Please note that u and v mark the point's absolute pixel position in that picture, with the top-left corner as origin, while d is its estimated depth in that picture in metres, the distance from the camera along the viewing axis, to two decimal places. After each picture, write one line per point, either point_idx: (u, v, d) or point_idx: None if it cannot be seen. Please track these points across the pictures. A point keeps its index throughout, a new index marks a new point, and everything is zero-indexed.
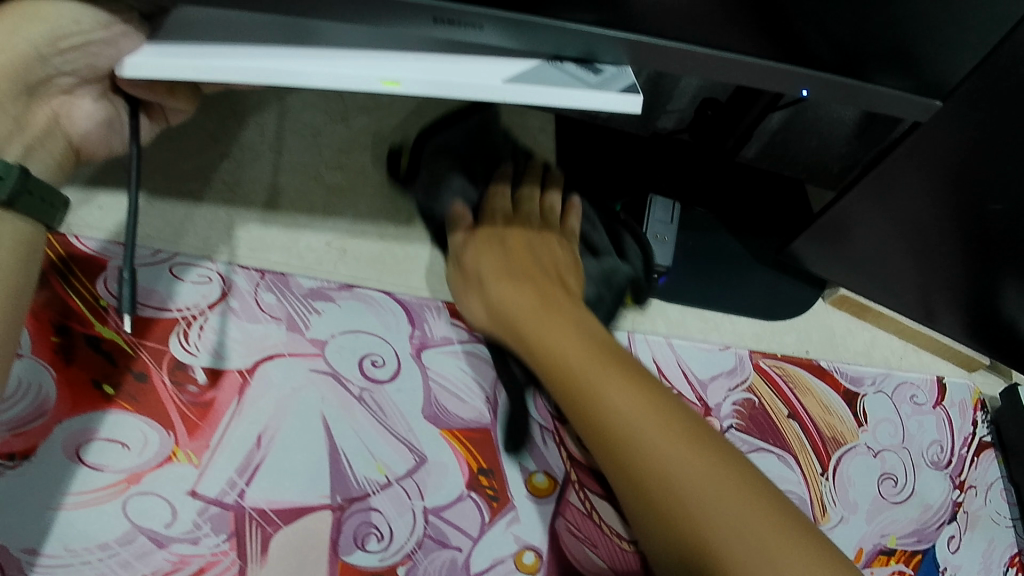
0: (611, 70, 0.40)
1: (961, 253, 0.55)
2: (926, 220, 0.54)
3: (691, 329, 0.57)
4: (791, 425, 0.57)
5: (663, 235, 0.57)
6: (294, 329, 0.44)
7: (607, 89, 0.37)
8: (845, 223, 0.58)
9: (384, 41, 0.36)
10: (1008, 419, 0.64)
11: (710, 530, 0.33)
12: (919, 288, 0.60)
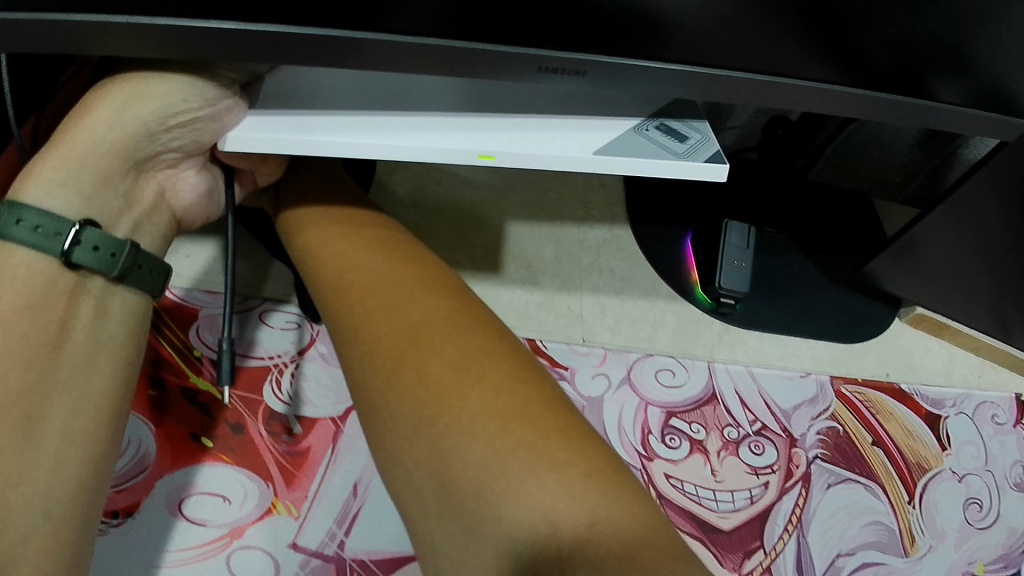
0: (695, 134, 0.39)
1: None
2: (998, 239, 0.53)
3: (770, 355, 0.55)
4: (876, 453, 0.54)
5: (740, 261, 0.54)
6: None
7: (694, 159, 0.37)
8: (917, 242, 0.57)
9: (466, 97, 0.38)
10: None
11: (480, 484, 0.26)
12: (991, 304, 0.58)
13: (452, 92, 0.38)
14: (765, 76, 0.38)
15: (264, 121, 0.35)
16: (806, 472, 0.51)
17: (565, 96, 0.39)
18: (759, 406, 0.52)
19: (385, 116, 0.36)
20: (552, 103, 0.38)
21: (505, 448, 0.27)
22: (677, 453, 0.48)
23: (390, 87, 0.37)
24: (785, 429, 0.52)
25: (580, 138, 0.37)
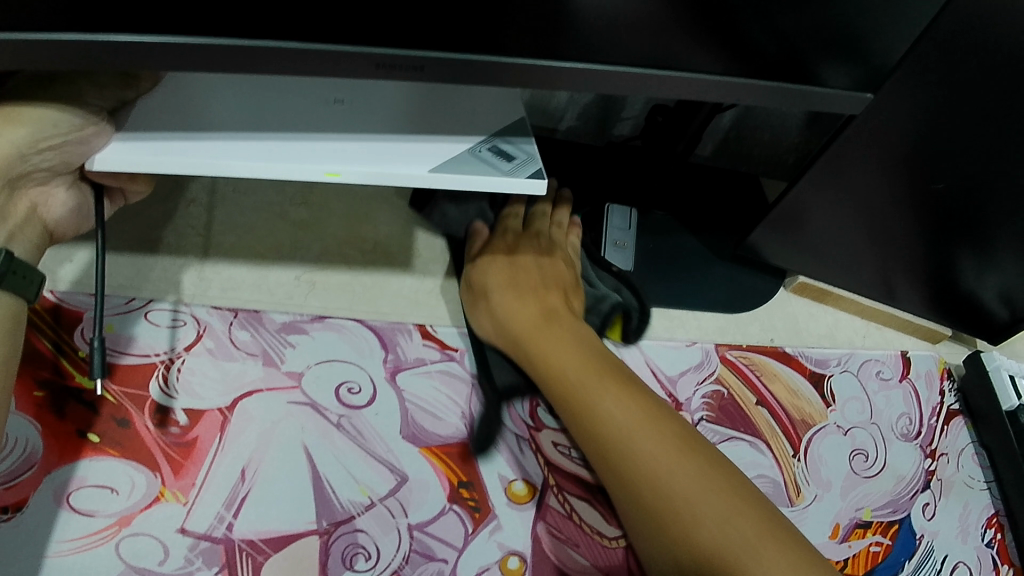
0: (522, 153, 0.44)
1: (914, 226, 0.59)
2: (882, 205, 0.58)
3: (656, 328, 0.60)
4: (760, 411, 0.59)
5: (623, 241, 0.63)
6: (270, 364, 0.45)
7: (516, 174, 0.42)
8: (799, 214, 0.61)
9: (335, 123, 0.42)
10: (973, 387, 0.69)
11: (689, 522, 0.37)
12: (880, 269, 0.64)
13: (326, 122, 0.42)
14: (638, 68, 0.42)
15: (133, 145, 0.39)
16: None
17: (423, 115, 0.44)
18: (646, 374, 0.58)
19: (265, 139, 0.41)
20: (403, 117, 0.43)
21: (706, 515, 0.37)
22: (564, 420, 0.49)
23: (265, 113, 0.42)
24: (671, 394, 0.57)
25: (417, 156, 0.42)
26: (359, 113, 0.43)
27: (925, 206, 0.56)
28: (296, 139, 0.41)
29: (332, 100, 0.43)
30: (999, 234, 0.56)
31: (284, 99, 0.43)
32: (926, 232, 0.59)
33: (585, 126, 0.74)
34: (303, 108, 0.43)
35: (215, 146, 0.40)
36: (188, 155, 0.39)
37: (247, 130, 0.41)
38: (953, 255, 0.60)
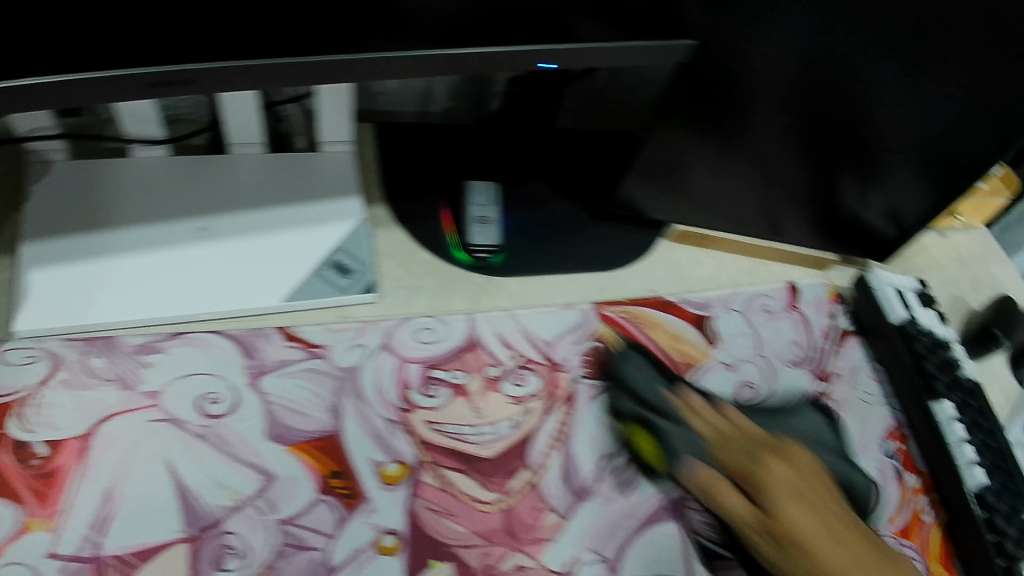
0: (357, 265, 0.55)
1: (793, 152, 0.62)
2: (754, 132, 0.60)
3: (532, 296, 0.61)
4: (642, 361, 0.61)
5: (488, 215, 0.61)
6: (128, 388, 0.47)
7: (351, 290, 0.54)
8: (673, 156, 0.63)
9: (193, 252, 0.52)
10: (862, 306, 0.73)
11: None
12: (762, 201, 0.67)
13: (184, 255, 0.51)
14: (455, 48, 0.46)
15: (43, 304, 0.48)
16: (571, 392, 0.57)
17: (276, 224, 0.54)
18: (522, 342, 0.58)
19: (146, 281, 0.50)
20: (261, 231, 0.54)
21: None
22: (437, 401, 0.53)
23: (142, 239, 0.51)
24: (547, 357, 0.58)
25: (273, 286, 0.52)
26: (221, 240, 0.53)
27: (803, 133, 0.59)
28: (178, 274, 0.51)
29: (197, 229, 0.52)
30: (884, 159, 0.60)
31: (158, 226, 0.52)
32: (810, 159, 0.62)
33: (461, 106, 0.75)
34: (168, 224, 0.52)
35: (106, 280, 0.49)
36: (85, 298, 0.48)
37: (129, 274, 0.50)
38: (838, 184, 0.64)
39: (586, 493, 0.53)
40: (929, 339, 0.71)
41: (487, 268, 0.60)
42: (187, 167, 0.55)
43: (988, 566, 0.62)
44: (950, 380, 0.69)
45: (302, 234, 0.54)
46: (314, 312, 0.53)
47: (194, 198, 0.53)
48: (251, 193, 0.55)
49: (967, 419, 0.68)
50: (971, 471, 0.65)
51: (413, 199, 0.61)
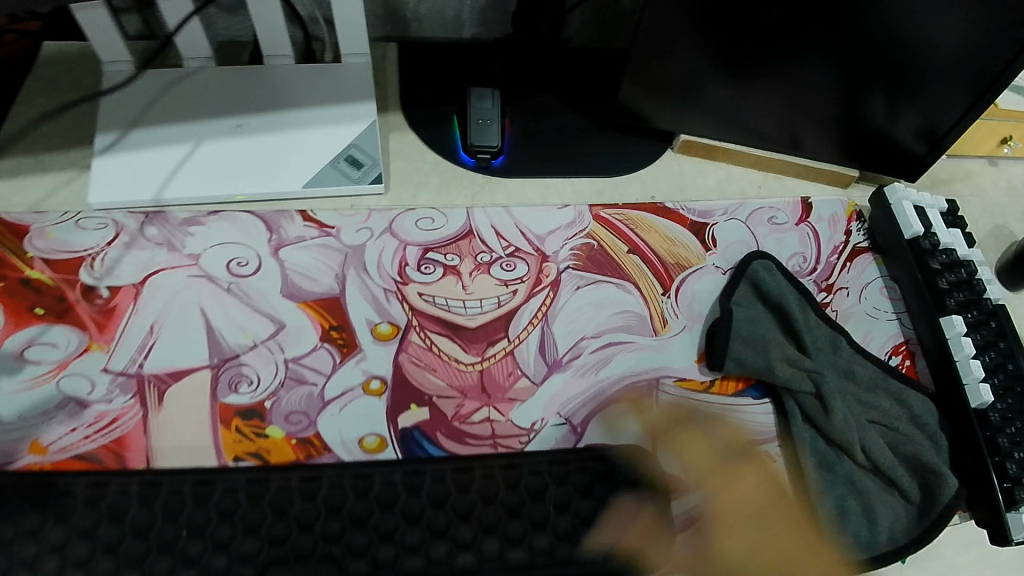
0: (368, 159, 0.62)
1: (794, 49, 0.63)
2: (751, 29, 0.62)
3: (530, 196, 0.66)
4: (632, 259, 0.64)
5: (488, 119, 0.66)
6: (173, 250, 0.57)
7: (361, 181, 0.62)
8: (673, 61, 0.66)
9: (230, 144, 0.61)
10: (878, 223, 0.71)
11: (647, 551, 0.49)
12: (769, 108, 0.68)
13: (224, 146, 0.61)
14: None
15: (111, 183, 0.59)
16: (557, 280, 0.62)
17: (300, 123, 0.63)
18: (515, 235, 0.63)
19: (191, 166, 0.60)
20: (287, 128, 0.62)
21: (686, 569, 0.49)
22: (430, 277, 0.59)
23: (190, 132, 0.61)
24: (537, 248, 0.63)
25: (294, 174, 0.61)
26: (253, 135, 0.62)
27: (822, 40, 0.62)
28: (218, 162, 0.60)
29: (234, 126, 0.62)
30: (915, 60, 0.61)
31: (203, 123, 0.62)
32: (837, 69, 0.64)
33: (487, 30, 0.82)
34: (212, 121, 0.62)
35: (154, 163, 0.60)
36: (134, 178, 0.59)
37: (177, 161, 0.60)
38: (866, 97, 0.65)
39: (559, 365, 0.58)
40: (948, 257, 0.68)
41: (489, 170, 0.66)
42: (231, 76, 0.65)
43: (983, 486, 0.59)
44: (968, 300, 0.66)
45: (321, 131, 0.63)
46: (328, 198, 0.62)
47: (235, 98, 0.63)
48: (281, 97, 0.64)
49: (982, 339, 0.65)
50: (976, 388, 0.62)
51: (425, 106, 0.68)
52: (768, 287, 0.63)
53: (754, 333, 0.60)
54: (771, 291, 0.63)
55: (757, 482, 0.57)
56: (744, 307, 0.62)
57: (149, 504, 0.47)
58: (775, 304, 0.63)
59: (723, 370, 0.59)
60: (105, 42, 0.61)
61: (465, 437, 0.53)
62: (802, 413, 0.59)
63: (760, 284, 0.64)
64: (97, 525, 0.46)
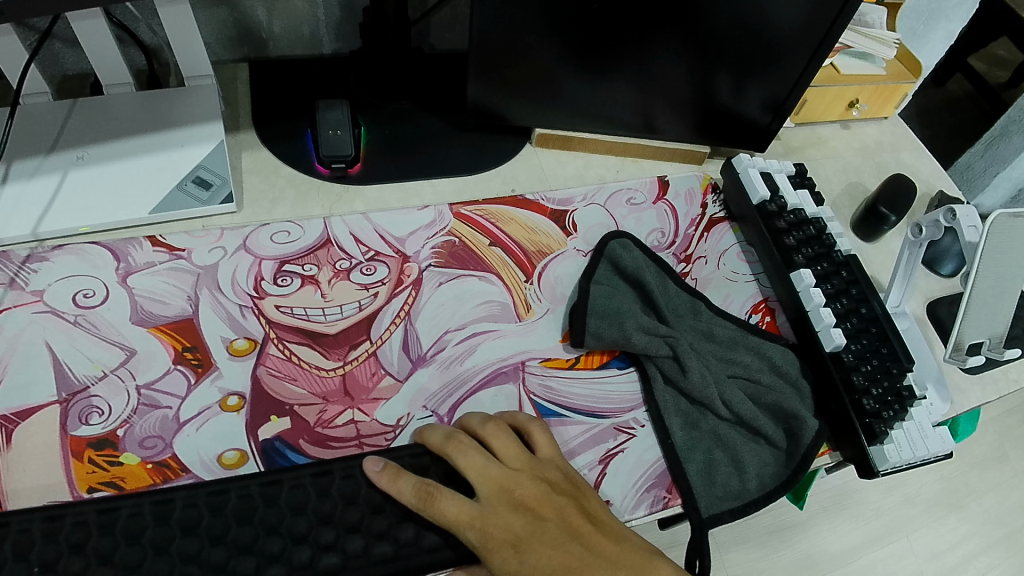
0: (217, 178, 0.63)
1: (631, 37, 0.66)
2: (582, 23, 0.64)
3: (389, 201, 0.67)
4: (493, 251, 0.66)
5: (339, 129, 0.67)
6: (16, 288, 0.56)
7: (210, 202, 0.61)
8: (516, 67, 0.68)
9: (72, 176, 0.60)
10: (731, 192, 0.75)
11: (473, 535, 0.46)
12: (616, 98, 0.71)
13: (64, 179, 0.60)
14: None
15: None
16: (419, 278, 0.63)
17: (144, 149, 0.62)
18: (375, 239, 0.64)
19: (30, 202, 0.59)
20: (131, 156, 0.62)
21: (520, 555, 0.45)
22: (287, 289, 0.60)
23: (27, 167, 0.60)
24: (398, 250, 0.64)
25: (141, 200, 0.60)
26: (95, 165, 0.61)
27: (654, 26, 0.65)
28: (58, 195, 0.59)
29: (75, 157, 0.61)
30: (746, 30, 0.65)
31: (40, 157, 0.60)
32: (678, 49, 0.67)
33: (346, 44, 0.83)
34: (50, 154, 0.61)
35: None
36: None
37: (13, 199, 0.58)
38: (712, 75, 0.69)
39: (423, 360, 0.58)
40: (794, 216, 0.72)
41: (346, 178, 0.67)
42: (71, 109, 0.64)
43: (841, 424, 0.62)
44: (816, 254, 0.70)
45: (166, 156, 0.62)
46: (180, 222, 0.61)
47: (73, 131, 0.62)
48: (123, 126, 0.63)
49: (831, 288, 0.69)
50: (828, 333, 0.65)
51: (278, 123, 0.69)
52: (623, 262, 0.66)
53: (609, 307, 0.62)
54: (627, 265, 0.65)
55: (626, 447, 0.59)
56: (603, 285, 0.64)
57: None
58: (631, 276, 0.65)
59: (585, 346, 0.61)
60: None
61: (327, 442, 0.53)
62: (663, 376, 0.62)
63: (617, 260, 0.66)
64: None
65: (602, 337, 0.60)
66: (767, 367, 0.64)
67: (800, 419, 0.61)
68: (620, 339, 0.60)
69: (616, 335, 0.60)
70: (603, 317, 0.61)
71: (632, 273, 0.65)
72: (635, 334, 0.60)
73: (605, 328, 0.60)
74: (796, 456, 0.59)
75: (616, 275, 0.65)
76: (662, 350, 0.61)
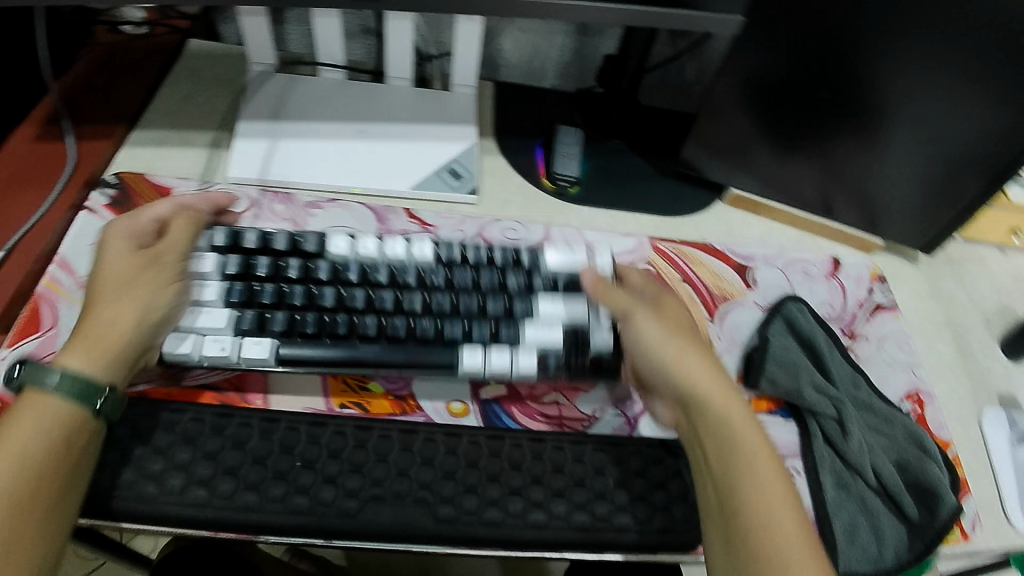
0: (467, 172, 0.72)
1: (836, 125, 0.75)
2: (798, 104, 0.74)
3: (600, 223, 0.76)
4: (683, 287, 0.73)
5: (569, 153, 0.77)
6: (297, 226, 0.66)
7: (459, 191, 0.71)
8: (734, 133, 0.78)
9: (354, 144, 0.71)
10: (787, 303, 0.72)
11: (713, 408, 0.55)
12: (816, 179, 0.80)
13: (348, 145, 0.71)
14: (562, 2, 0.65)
15: (251, 163, 0.68)
16: None
17: (413, 133, 0.73)
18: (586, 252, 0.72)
19: (319, 158, 0.69)
20: (401, 136, 0.72)
21: (745, 433, 0.54)
22: None
23: (317, 129, 0.71)
24: None
25: (406, 176, 0.70)
26: (375, 140, 0.72)
27: (863, 123, 0.74)
28: (340, 157, 0.70)
29: (358, 130, 0.72)
30: (945, 149, 0.72)
31: (328, 123, 0.71)
32: (870, 149, 0.76)
33: (566, 82, 0.92)
34: (341, 125, 0.72)
35: (287, 151, 0.69)
36: (273, 162, 0.68)
37: (304, 153, 0.69)
38: (897, 175, 0.77)
39: None
40: (399, 359, 0.57)
41: (566, 196, 0.76)
42: (357, 90, 0.75)
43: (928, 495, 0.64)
44: (403, 323, 0.59)
45: (430, 145, 0.73)
46: (429, 201, 0.71)
47: (357, 108, 0.73)
48: (399, 111, 0.74)
49: (243, 291, 0.57)
50: (211, 300, 0.56)
51: (515, 138, 0.79)
52: (799, 321, 0.71)
53: (787, 358, 0.68)
54: (805, 325, 0.71)
55: None
56: (779, 338, 0.70)
57: (268, 437, 0.51)
58: (805, 339, 0.71)
59: (758, 388, 0.67)
60: (259, 46, 0.72)
61: (537, 414, 0.61)
62: (823, 434, 0.66)
63: (793, 320, 0.72)
64: (221, 449, 0.49)
65: (776, 386, 0.67)
66: (903, 442, 0.67)
67: (941, 496, 0.63)
68: (791, 390, 0.66)
69: (791, 388, 0.66)
70: (776, 366, 0.67)
71: (808, 335, 0.70)
72: (802, 390, 0.66)
73: (778, 377, 0.67)
74: (930, 531, 0.62)
75: (789, 335, 0.71)
76: (827, 407, 0.66)
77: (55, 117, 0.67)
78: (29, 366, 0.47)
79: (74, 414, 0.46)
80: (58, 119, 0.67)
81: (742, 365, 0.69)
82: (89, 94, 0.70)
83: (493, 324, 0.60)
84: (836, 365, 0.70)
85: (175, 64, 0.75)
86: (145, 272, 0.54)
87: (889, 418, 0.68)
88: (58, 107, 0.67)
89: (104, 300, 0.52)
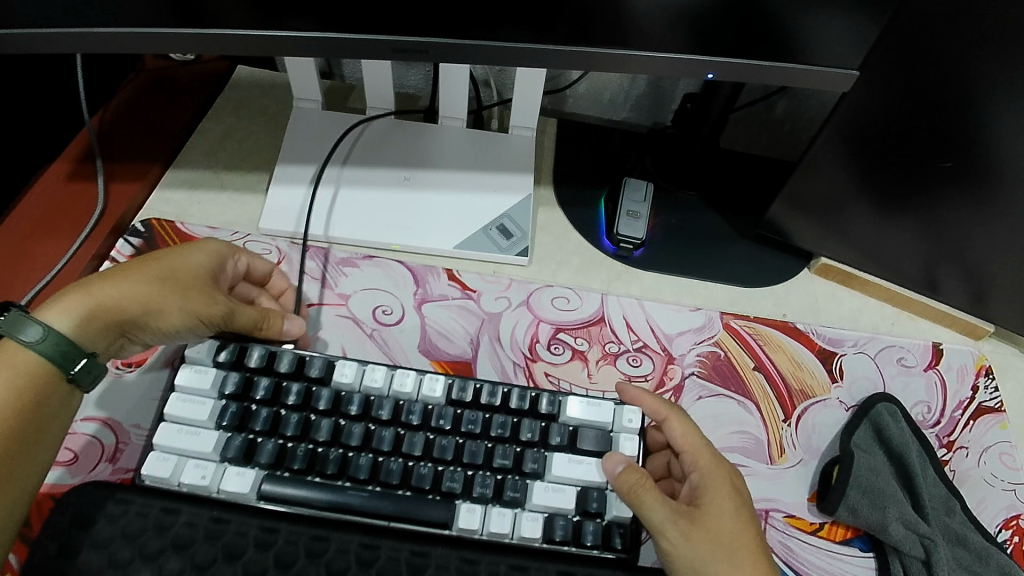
0: (519, 231, 0.65)
1: (955, 203, 0.62)
2: (914, 174, 0.62)
3: (663, 293, 0.67)
4: (756, 376, 0.64)
5: (638, 212, 0.67)
6: (327, 288, 0.61)
7: (507, 253, 0.64)
8: (831, 199, 0.67)
9: (395, 193, 0.64)
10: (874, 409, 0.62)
11: None
12: (924, 260, 0.67)
13: (389, 194, 0.64)
14: (634, 53, 0.56)
15: (285, 213, 0.63)
16: (679, 384, 0.62)
17: (462, 183, 0.66)
18: (646, 330, 0.64)
19: (356, 209, 0.63)
20: (448, 185, 0.65)
21: None
22: (559, 358, 0.61)
23: (357, 175, 0.65)
24: (664, 348, 0.63)
25: (449, 234, 0.63)
26: (419, 189, 0.65)
27: (993, 204, 0.60)
28: (379, 209, 0.64)
29: (403, 177, 0.65)
30: None
31: (369, 169, 0.65)
32: (1001, 229, 0.62)
33: (639, 116, 0.83)
34: (383, 171, 0.65)
35: (322, 201, 0.63)
36: (307, 212, 0.63)
37: (340, 203, 0.63)
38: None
39: None
40: (386, 511, 0.48)
41: (629, 260, 0.67)
42: (404, 130, 0.68)
43: None
44: (399, 469, 0.48)
45: (480, 197, 0.65)
46: (474, 261, 0.64)
47: (403, 151, 0.67)
48: (448, 157, 0.67)
49: (240, 381, 0.50)
50: (199, 420, 0.49)
51: (575, 188, 0.71)
52: (893, 435, 0.61)
53: (873, 483, 0.58)
54: (898, 439, 0.61)
55: None
56: (864, 452, 0.60)
57: (265, 550, 0.45)
58: (896, 456, 0.60)
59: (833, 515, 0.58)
60: (303, 82, 0.67)
61: None
62: None
63: (886, 435, 0.61)
64: (213, 562, 0.44)
65: (853, 515, 0.57)
66: None
67: None
68: (874, 523, 0.56)
69: (873, 522, 0.56)
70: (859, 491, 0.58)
71: (901, 452, 0.60)
72: (886, 523, 0.56)
73: (858, 505, 0.57)
74: None
75: (876, 448, 0.61)
76: (913, 546, 0.56)
77: (89, 155, 0.64)
78: (10, 314, 0.44)
79: (46, 370, 0.45)
80: (92, 157, 0.64)
81: (817, 481, 0.60)
82: (125, 129, 0.66)
83: (506, 477, 0.49)
84: (930, 490, 0.60)
85: (219, 96, 0.70)
86: (186, 293, 0.50)
87: (988, 558, 0.57)
88: (92, 145, 0.64)
89: (132, 274, 0.49)
